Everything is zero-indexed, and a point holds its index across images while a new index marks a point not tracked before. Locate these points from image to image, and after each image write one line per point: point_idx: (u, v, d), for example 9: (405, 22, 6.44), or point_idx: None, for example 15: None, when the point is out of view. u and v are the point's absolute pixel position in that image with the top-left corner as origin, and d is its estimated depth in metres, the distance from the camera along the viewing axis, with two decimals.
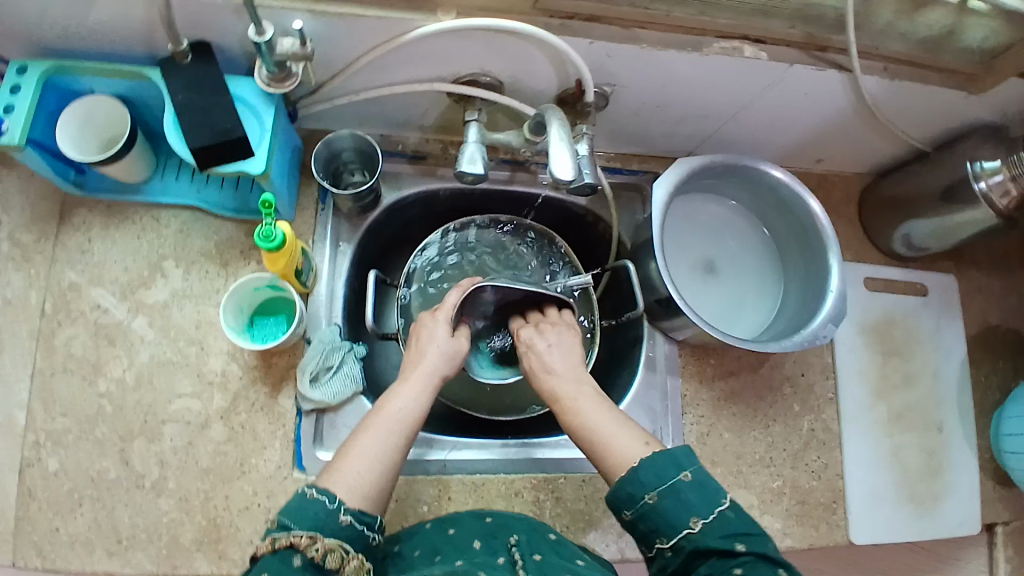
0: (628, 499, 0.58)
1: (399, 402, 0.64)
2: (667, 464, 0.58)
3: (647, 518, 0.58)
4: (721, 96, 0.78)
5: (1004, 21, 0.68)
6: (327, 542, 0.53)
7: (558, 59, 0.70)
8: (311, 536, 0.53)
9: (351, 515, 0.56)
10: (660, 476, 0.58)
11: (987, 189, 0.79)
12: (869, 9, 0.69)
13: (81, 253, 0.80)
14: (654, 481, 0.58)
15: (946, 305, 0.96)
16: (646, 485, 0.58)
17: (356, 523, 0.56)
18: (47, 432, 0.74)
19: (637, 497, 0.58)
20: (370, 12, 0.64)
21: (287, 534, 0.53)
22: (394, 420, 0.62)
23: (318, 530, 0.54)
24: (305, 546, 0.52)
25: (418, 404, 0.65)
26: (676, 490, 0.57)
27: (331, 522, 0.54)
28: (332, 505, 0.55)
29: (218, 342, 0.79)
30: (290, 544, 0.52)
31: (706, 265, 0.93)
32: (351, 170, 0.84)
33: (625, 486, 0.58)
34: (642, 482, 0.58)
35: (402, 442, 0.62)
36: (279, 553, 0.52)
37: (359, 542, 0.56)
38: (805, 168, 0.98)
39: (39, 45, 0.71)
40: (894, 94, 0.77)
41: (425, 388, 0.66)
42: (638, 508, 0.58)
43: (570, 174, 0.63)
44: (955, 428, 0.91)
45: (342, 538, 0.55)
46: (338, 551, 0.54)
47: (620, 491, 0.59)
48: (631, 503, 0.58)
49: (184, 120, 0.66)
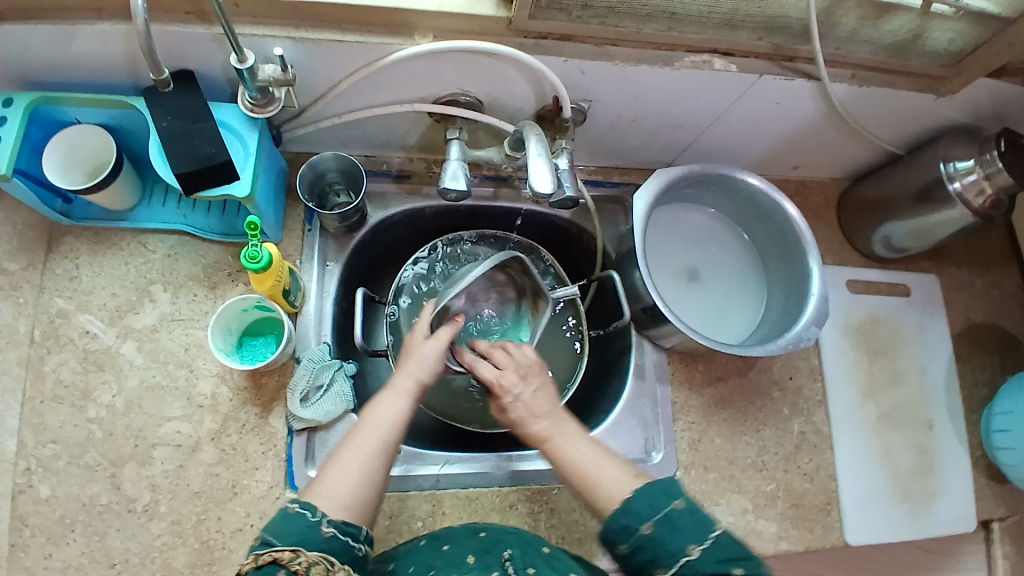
0: (624, 531, 0.58)
1: (382, 412, 0.64)
2: (658, 494, 0.59)
3: (643, 549, 0.57)
4: (697, 107, 0.80)
5: (972, 23, 0.70)
6: (310, 554, 0.54)
7: (534, 77, 0.72)
8: (294, 550, 0.53)
9: (334, 526, 0.56)
10: (655, 505, 0.58)
11: (961, 190, 0.81)
12: (833, 18, 0.69)
13: (69, 280, 0.81)
14: (648, 511, 0.58)
15: (928, 304, 0.97)
16: (642, 516, 0.58)
17: (339, 535, 0.56)
18: (37, 459, 0.75)
19: (631, 529, 0.58)
20: (349, 37, 0.66)
21: (270, 550, 0.54)
22: (377, 430, 0.63)
23: (301, 543, 0.54)
24: (288, 560, 0.53)
25: (399, 413, 0.64)
26: (670, 518, 0.57)
27: (313, 535, 0.55)
28: (314, 518, 0.56)
29: (208, 365, 0.79)
30: (273, 560, 0.53)
31: (691, 273, 0.95)
32: (336, 191, 0.85)
33: (619, 518, 0.59)
34: (636, 513, 0.58)
35: (382, 452, 0.62)
36: (264, 569, 0.53)
37: (345, 554, 0.56)
38: (783, 174, 1.00)
39: (23, 77, 0.72)
40: (864, 100, 0.79)
41: (406, 395, 0.66)
42: (635, 540, 0.58)
43: (548, 187, 0.64)
44: (944, 425, 0.92)
45: (326, 551, 0.55)
46: (323, 563, 0.54)
47: (614, 524, 0.59)
48: (626, 537, 0.58)
49: (168, 147, 0.67)
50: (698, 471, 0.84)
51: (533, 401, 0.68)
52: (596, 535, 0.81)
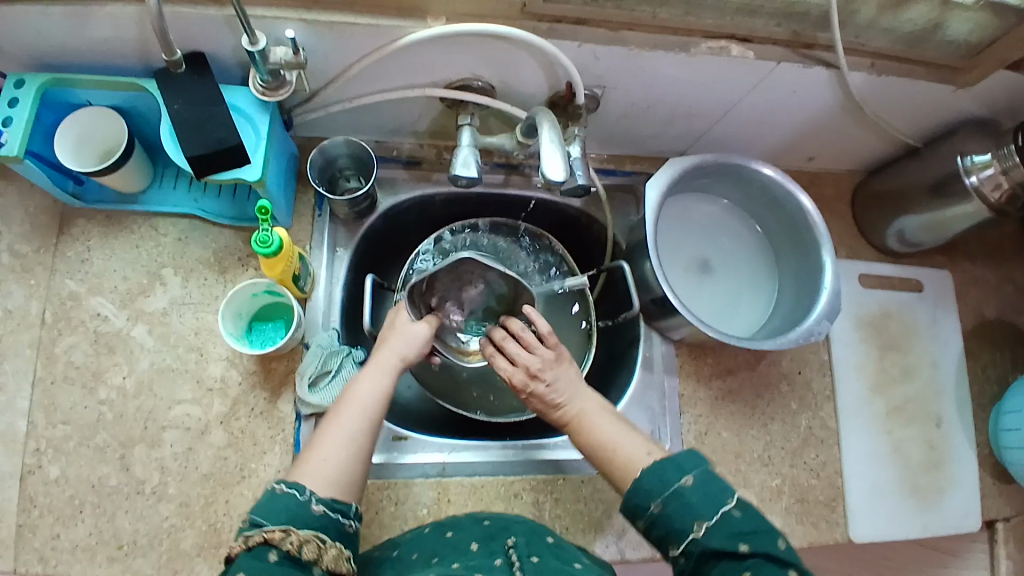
0: (637, 509, 0.60)
1: (363, 389, 0.66)
2: (669, 469, 0.60)
3: (656, 524, 0.59)
4: (712, 95, 0.79)
5: (993, 14, 0.68)
6: (300, 534, 0.54)
7: (547, 63, 0.71)
8: (284, 530, 0.53)
9: (323, 504, 0.57)
10: (664, 481, 0.59)
11: (978, 184, 0.79)
12: (852, 4, 0.68)
13: (81, 262, 0.81)
14: (659, 488, 0.59)
15: (942, 300, 0.96)
16: (652, 494, 0.60)
17: (329, 511, 0.57)
18: (48, 439, 0.75)
19: (643, 506, 0.60)
20: (361, 20, 0.65)
21: (259, 531, 0.53)
22: (358, 406, 0.65)
23: (290, 523, 0.55)
24: (278, 540, 0.53)
25: (380, 389, 0.66)
26: (679, 493, 0.58)
27: (303, 513, 0.55)
28: (302, 497, 0.56)
29: (217, 348, 0.80)
30: (263, 540, 0.53)
31: (702, 264, 0.94)
32: (347, 176, 0.85)
33: (632, 495, 0.61)
34: (646, 490, 0.60)
35: (366, 429, 0.64)
36: (255, 550, 0.53)
37: (334, 530, 0.57)
38: (796, 166, 0.99)
39: (36, 59, 0.72)
40: (882, 90, 0.78)
41: (385, 369, 0.68)
42: (648, 517, 0.60)
43: (561, 174, 0.64)
44: (954, 422, 0.91)
45: (315, 529, 0.55)
46: (313, 542, 0.54)
47: (628, 502, 0.61)
48: (641, 514, 0.60)
49: (179, 129, 0.67)
50: None
51: (573, 388, 0.70)
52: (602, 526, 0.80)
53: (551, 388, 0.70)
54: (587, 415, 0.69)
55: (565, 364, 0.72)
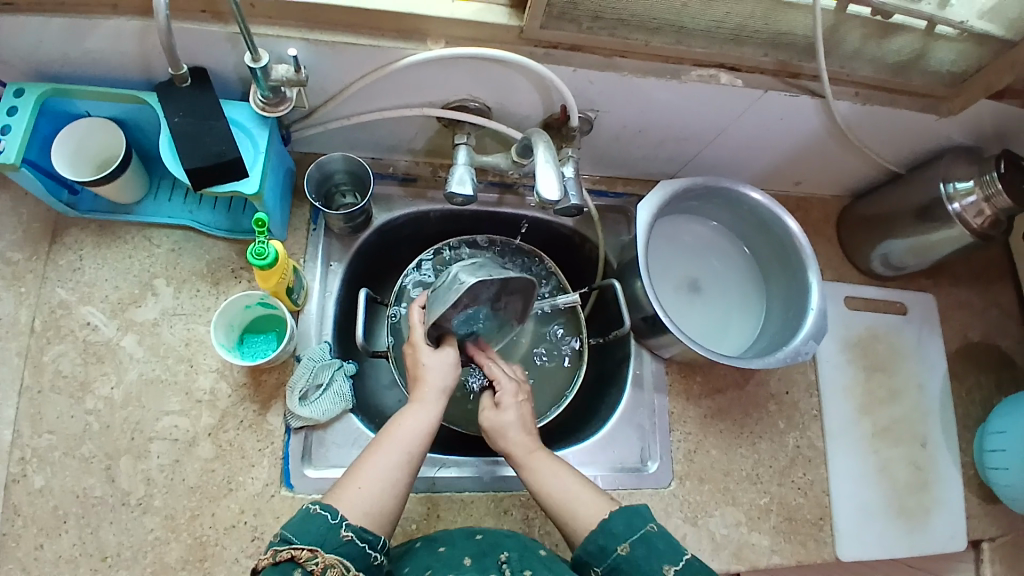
0: (601, 551, 0.61)
1: (409, 423, 0.66)
2: (633, 516, 0.62)
3: (617, 570, 0.60)
4: (703, 120, 0.81)
5: (976, 43, 0.71)
6: (326, 557, 0.55)
7: (542, 85, 0.73)
8: (311, 550, 0.55)
9: (352, 531, 0.57)
10: (631, 525, 0.61)
11: (960, 210, 0.82)
12: (837, 36, 0.71)
13: (72, 272, 0.81)
14: (625, 530, 0.61)
15: (925, 322, 0.98)
16: (618, 536, 0.61)
17: (357, 540, 0.57)
18: (33, 449, 0.74)
19: (608, 550, 0.61)
20: (362, 40, 0.66)
21: (288, 547, 0.55)
22: (404, 439, 0.64)
23: (319, 545, 0.56)
24: (305, 559, 0.54)
25: (427, 424, 0.66)
26: (645, 539, 0.60)
27: (332, 537, 0.56)
28: (334, 520, 0.57)
29: (208, 360, 0.80)
30: (290, 557, 0.54)
31: (691, 284, 0.95)
32: (343, 192, 0.86)
33: (596, 538, 0.61)
34: (611, 532, 0.61)
35: (406, 463, 0.63)
36: (280, 566, 0.54)
37: (360, 561, 0.57)
38: (784, 190, 1.01)
39: (36, 70, 0.72)
40: (867, 118, 0.80)
41: (433, 406, 0.68)
42: (611, 560, 0.60)
43: (555, 194, 0.65)
44: (939, 443, 0.93)
45: (341, 554, 0.56)
46: (338, 566, 0.55)
47: (591, 545, 0.61)
48: (601, 558, 0.61)
49: (179, 141, 0.67)
50: (694, 482, 0.85)
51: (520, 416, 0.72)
52: None
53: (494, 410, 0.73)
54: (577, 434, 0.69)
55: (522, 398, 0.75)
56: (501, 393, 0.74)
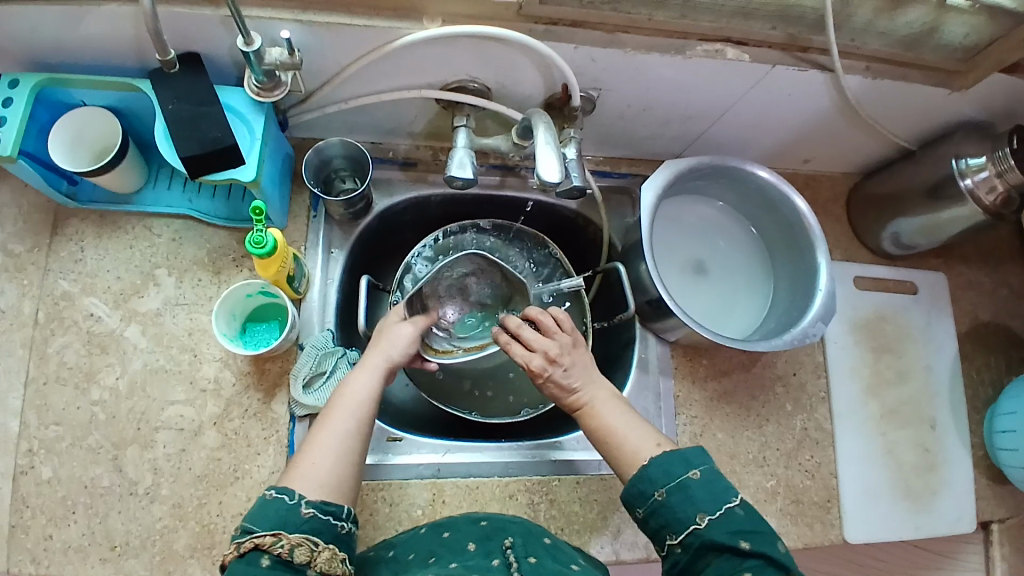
0: (640, 496, 0.61)
1: (350, 394, 0.65)
2: (676, 463, 0.60)
3: (656, 514, 0.60)
4: (708, 97, 0.79)
5: (989, 17, 0.69)
6: (292, 538, 0.54)
7: (543, 64, 0.71)
8: (274, 535, 0.53)
9: (312, 507, 0.56)
10: (670, 472, 0.60)
11: (972, 187, 0.80)
12: (848, 8, 0.69)
13: (74, 262, 0.81)
14: (663, 478, 0.60)
15: (936, 301, 0.96)
16: (656, 482, 0.60)
17: (321, 514, 0.56)
18: (40, 439, 0.75)
19: (647, 494, 0.60)
20: (357, 21, 0.65)
21: (250, 536, 0.54)
22: (348, 408, 0.64)
23: (281, 527, 0.54)
24: (270, 544, 0.53)
25: (369, 392, 0.66)
26: (684, 486, 0.59)
27: (293, 517, 0.55)
28: (292, 501, 0.56)
29: (211, 349, 0.79)
30: (255, 546, 0.53)
31: (697, 266, 0.94)
32: (342, 177, 0.85)
33: (637, 482, 0.61)
34: (651, 478, 0.60)
35: (356, 430, 0.63)
36: (246, 556, 0.53)
37: (327, 533, 0.56)
38: (792, 168, 0.99)
39: (31, 58, 0.71)
40: (878, 93, 0.78)
41: (373, 371, 0.68)
42: (649, 505, 0.60)
43: (556, 176, 0.63)
44: (947, 424, 0.91)
45: (308, 532, 0.55)
46: (306, 545, 0.54)
47: (632, 488, 0.61)
48: (642, 501, 0.60)
49: (173, 130, 0.66)
50: None
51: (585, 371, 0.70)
52: (597, 528, 0.80)
53: (549, 377, 0.68)
54: (603, 398, 0.68)
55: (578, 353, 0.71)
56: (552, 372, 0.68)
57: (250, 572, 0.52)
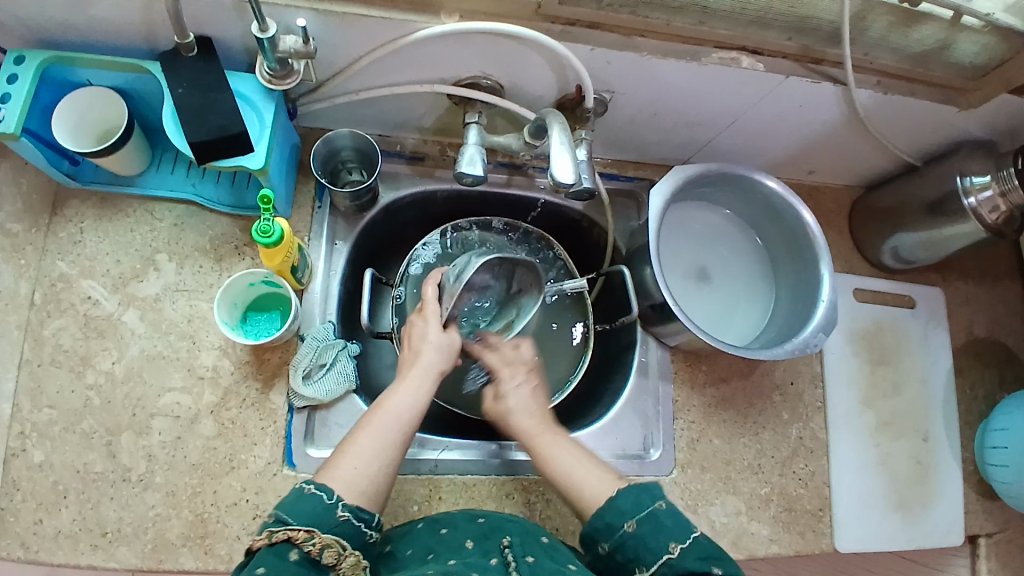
0: (605, 529, 0.61)
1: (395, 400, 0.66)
2: (644, 496, 0.62)
3: (624, 547, 0.60)
4: (720, 104, 0.79)
5: (999, 37, 0.70)
6: (323, 537, 0.55)
7: (558, 64, 0.71)
8: (309, 531, 0.54)
9: (348, 511, 0.57)
10: (639, 503, 0.61)
11: (975, 205, 0.80)
12: (864, 23, 0.69)
13: (73, 244, 0.79)
14: (632, 509, 0.61)
15: (933, 316, 0.97)
16: (625, 514, 0.61)
17: (354, 520, 0.57)
18: (33, 423, 0.74)
19: (615, 526, 0.61)
20: (374, 12, 0.64)
21: (284, 527, 0.54)
22: (392, 417, 0.65)
23: (316, 525, 0.55)
24: (303, 539, 0.54)
25: (415, 403, 0.66)
26: (654, 517, 0.60)
27: (329, 517, 0.56)
28: (330, 500, 0.57)
29: (210, 337, 0.79)
30: (287, 538, 0.54)
31: (699, 272, 0.94)
32: (349, 169, 0.84)
33: (602, 516, 0.62)
34: (620, 510, 0.61)
35: (385, 440, 0.63)
36: (277, 546, 0.53)
37: (356, 539, 0.57)
38: (796, 179, 1.00)
39: (38, 35, 0.70)
40: (888, 108, 0.79)
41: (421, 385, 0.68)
42: (617, 537, 0.61)
43: (569, 177, 0.63)
44: (940, 437, 0.92)
45: (338, 534, 0.56)
46: (336, 546, 0.55)
47: (598, 522, 0.62)
48: (609, 534, 0.61)
49: (182, 114, 0.66)
50: (695, 471, 0.84)
51: (526, 402, 0.74)
52: None
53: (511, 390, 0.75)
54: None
55: (533, 379, 0.77)
56: (503, 382, 0.76)
57: (281, 564, 0.52)
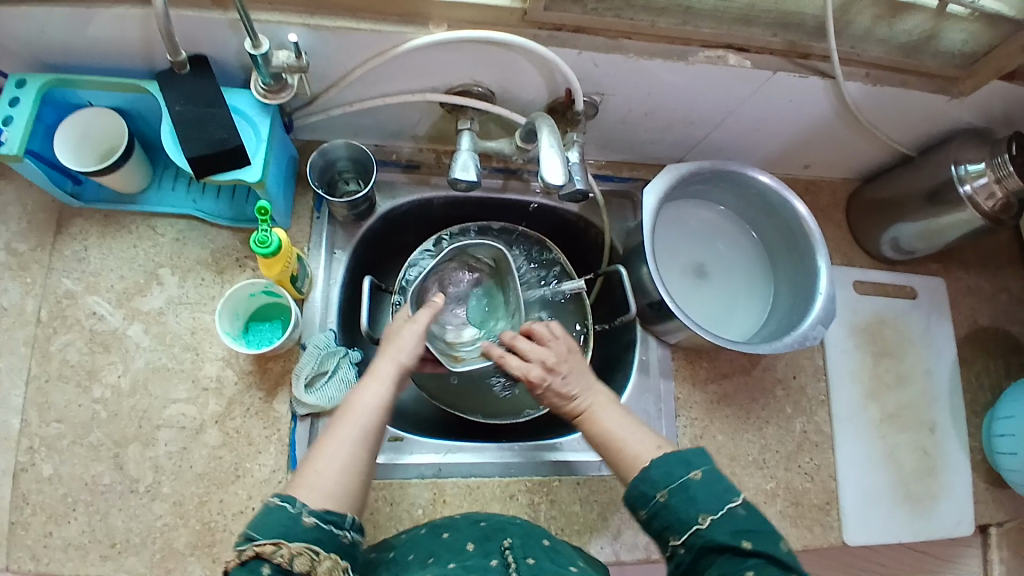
0: (642, 497, 0.60)
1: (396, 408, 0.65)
2: (678, 463, 0.60)
3: (658, 516, 0.59)
4: (711, 102, 0.80)
5: (986, 24, 0.70)
6: (293, 546, 0.52)
7: (547, 69, 0.72)
8: (275, 543, 0.52)
9: (314, 515, 0.54)
10: (671, 474, 0.59)
11: (971, 193, 0.80)
12: (849, 15, 0.70)
13: (78, 261, 0.81)
14: (665, 480, 0.59)
15: (935, 306, 0.97)
16: (657, 484, 0.59)
17: (322, 523, 0.54)
18: (41, 437, 0.75)
19: (650, 495, 0.59)
20: (364, 25, 0.66)
21: (250, 544, 0.52)
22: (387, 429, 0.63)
23: (283, 536, 0.53)
24: (270, 552, 0.51)
25: None
26: (685, 487, 0.58)
27: (296, 526, 0.53)
28: (295, 509, 0.54)
29: (214, 348, 0.80)
30: (256, 554, 0.52)
31: (697, 269, 0.95)
32: (346, 179, 0.85)
33: (641, 484, 0.60)
34: (653, 480, 0.60)
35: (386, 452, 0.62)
36: (247, 564, 0.51)
37: (330, 543, 0.54)
38: (792, 174, 1.00)
39: (39, 59, 0.72)
40: (878, 100, 0.79)
41: None
42: (652, 506, 0.59)
43: (560, 178, 0.64)
44: (948, 428, 0.92)
45: (309, 541, 0.53)
46: (306, 553, 0.52)
47: (634, 491, 0.61)
48: (644, 502, 0.60)
49: (180, 131, 0.67)
50: None
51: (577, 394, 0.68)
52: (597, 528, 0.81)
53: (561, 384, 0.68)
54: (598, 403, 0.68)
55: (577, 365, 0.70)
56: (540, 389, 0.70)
57: None
